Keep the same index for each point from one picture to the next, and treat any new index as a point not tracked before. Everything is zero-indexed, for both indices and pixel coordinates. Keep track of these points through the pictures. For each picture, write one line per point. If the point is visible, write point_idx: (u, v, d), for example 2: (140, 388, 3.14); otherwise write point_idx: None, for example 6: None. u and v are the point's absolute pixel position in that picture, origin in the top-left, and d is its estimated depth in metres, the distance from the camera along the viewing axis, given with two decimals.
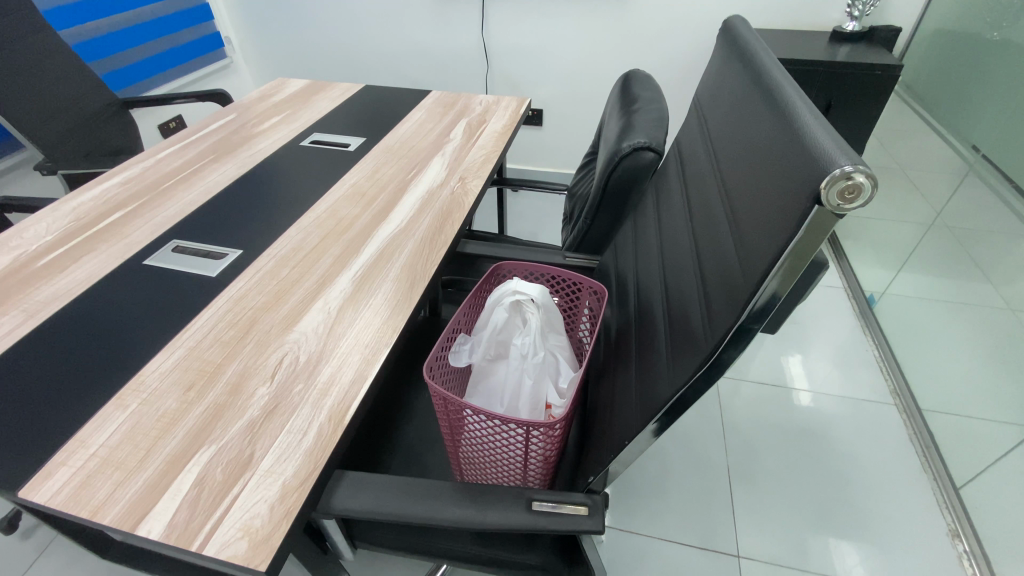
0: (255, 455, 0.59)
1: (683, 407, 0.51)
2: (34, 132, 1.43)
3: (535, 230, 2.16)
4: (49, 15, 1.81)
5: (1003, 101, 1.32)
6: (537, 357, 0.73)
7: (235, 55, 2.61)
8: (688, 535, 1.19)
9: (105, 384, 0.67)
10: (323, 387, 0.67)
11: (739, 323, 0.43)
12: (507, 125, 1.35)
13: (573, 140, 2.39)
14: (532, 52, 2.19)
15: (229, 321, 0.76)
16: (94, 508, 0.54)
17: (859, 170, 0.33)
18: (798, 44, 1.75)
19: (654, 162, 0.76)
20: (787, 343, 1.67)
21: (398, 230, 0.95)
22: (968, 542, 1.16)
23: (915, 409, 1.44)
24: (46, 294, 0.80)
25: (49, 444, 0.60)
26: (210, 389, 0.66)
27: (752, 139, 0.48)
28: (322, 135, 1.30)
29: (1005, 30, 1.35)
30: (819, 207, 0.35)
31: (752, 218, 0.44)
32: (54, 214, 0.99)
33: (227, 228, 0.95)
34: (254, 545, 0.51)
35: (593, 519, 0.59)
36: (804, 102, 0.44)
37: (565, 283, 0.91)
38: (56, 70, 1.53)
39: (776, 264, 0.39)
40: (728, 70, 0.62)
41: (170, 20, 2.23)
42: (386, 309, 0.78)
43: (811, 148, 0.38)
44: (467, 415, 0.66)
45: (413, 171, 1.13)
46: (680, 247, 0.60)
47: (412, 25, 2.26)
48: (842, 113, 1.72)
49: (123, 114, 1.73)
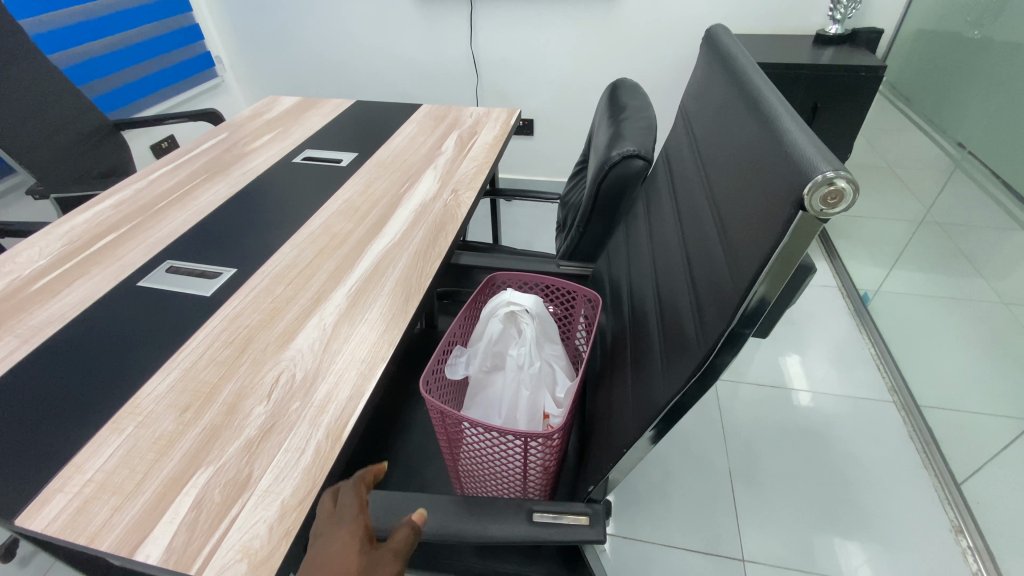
0: (253, 475, 0.58)
1: (678, 414, 0.51)
2: (25, 157, 1.44)
3: (530, 239, 2.18)
4: (39, 39, 1.82)
5: (985, 100, 1.35)
6: (533, 368, 0.73)
7: (227, 74, 2.62)
8: (691, 539, 1.19)
9: (99, 409, 0.66)
10: (320, 404, 0.66)
11: (730, 327, 0.43)
12: (498, 136, 1.37)
13: (563, 150, 2.41)
14: (520, 65, 2.21)
15: (225, 341, 0.76)
16: (92, 534, 0.53)
17: (840, 175, 0.34)
18: (781, 49, 1.77)
19: (643, 169, 0.77)
20: (783, 343, 1.67)
21: (392, 244, 0.96)
22: (972, 537, 1.16)
23: (913, 405, 1.44)
24: (41, 318, 0.80)
25: (44, 471, 0.59)
26: (207, 410, 0.66)
27: (737, 143, 0.49)
28: (315, 151, 1.31)
29: (985, 30, 1.39)
30: (803, 211, 0.36)
31: (739, 223, 0.44)
32: (47, 238, 0.99)
33: (220, 248, 0.95)
34: (254, 566, 0.51)
35: (595, 529, 0.59)
36: (785, 107, 0.45)
37: (560, 292, 0.92)
38: (45, 94, 1.53)
39: (763, 271, 0.39)
40: (712, 76, 0.63)
41: (160, 41, 2.24)
42: (381, 323, 0.79)
43: (793, 152, 0.39)
44: (465, 428, 0.66)
45: (405, 185, 1.14)
46: (671, 254, 0.60)
47: (400, 39, 2.28)
48: (829, 115, 1.74)
49: (116, 135, 1.73)
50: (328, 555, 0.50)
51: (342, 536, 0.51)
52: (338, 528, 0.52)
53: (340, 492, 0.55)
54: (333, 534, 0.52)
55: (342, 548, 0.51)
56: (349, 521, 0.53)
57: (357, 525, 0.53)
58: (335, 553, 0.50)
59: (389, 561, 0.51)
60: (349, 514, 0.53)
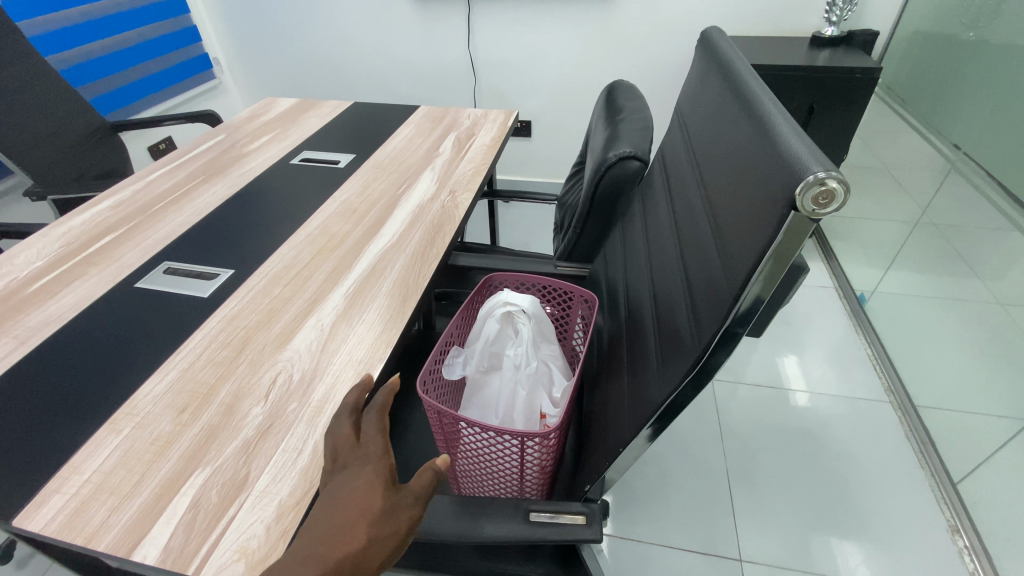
0: (251, 475, 0.59)
1: (674, 413, 0.52)
2: (22, 158, 1.44)
3: (528, 241, 2.18)
4: (36, 41, 1.82)
5: (980, 101, 1.36)
6: (530, 368, 0.73)
7: (225, 76, 2.62)
8: (689, 539, 1.19)
9: (96, 410, 0.66)
10: (317, 404, 0.67)
11: (724, 327, 0.43)
12: (496, 137, 1.37)
13: (561, 152, 2.42)
14: (518, 66, 2.22)
15: (223, 342, 0.76)
16: (89, 535, 0.53)
17: (831, 176, 0.34)
18: (777, 50, 1.78)
19: (639, 171, 0.78)
20: (781, 344, 1.68)
21: (390, 245, 0.96)
22: (968, 537, 1.16)
23: (909, 405, 1.45)
24: (38, 319, 0.80)
25: (41, 472, 0.59)
26: (204, 411, 0.66)
27: (731, 144, 0.49)
28: (313, 152, 1.31)
29: (980, 31, 1.40)
30: (795, 212, 0.36)
31: (733, 223, 0.45)
32: (44, 239, 0.99)
33: (218, 249, 0.95)
34: (251, 566, 0.51)
35: (592, 528, 0.59)
36: (777, 109, 0.45)
37: (557, 292, 0.92)
38: (43, 96, 1.54)
39: (757, 270, 0.40)
40: (707, 78, 0.63)
41: (158, 42, 2.25)
42: (379, 324, 0.79)
43: (785, 153, 0.39)
44: (463, 428, 0.66)
45: (403, 187, 1.14)
46: (667, 255, 0.60)
47: (398, 40, 2.29)
48: (825, 116, 1.75)
49: (113, 137, 1.73)
50: (350, 492, 0.47)
51: (366, 476, 0.47)
52: (362, 465, 0.49)
53: (366, 425, 0.51)
54: (356, 471, 0.48)
55: (363, 488, 0.47)
56: (373, 458, 0.49)
57: (382, 464, 0.48)
58: (355, 492, 0.47)
59: (410, 507, 0.47)
60: (375, 452, 0.49)
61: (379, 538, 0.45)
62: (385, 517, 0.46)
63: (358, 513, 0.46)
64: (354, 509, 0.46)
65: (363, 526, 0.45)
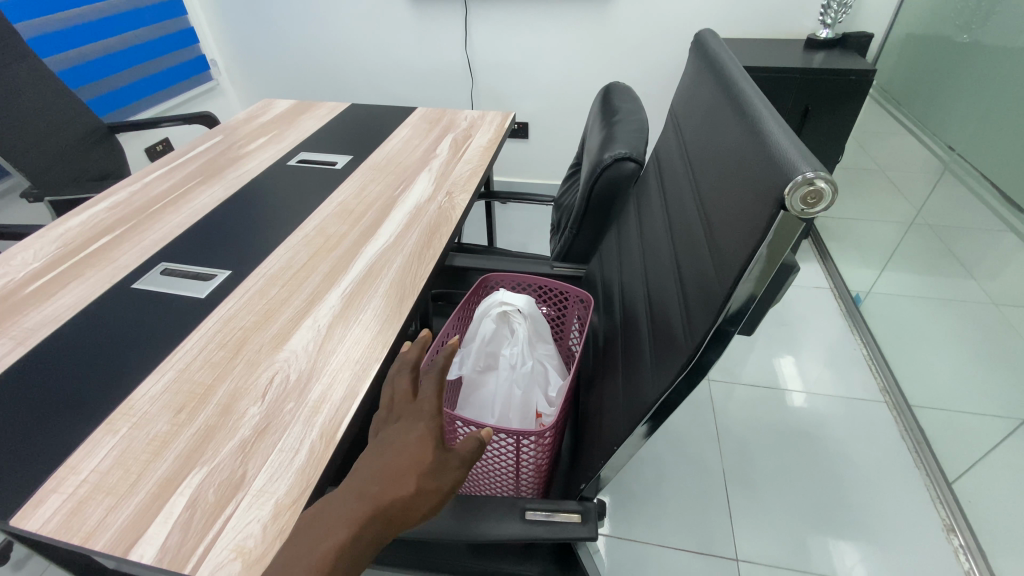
0: (247, 475, 0.59)
1: (668, 410, 0.52)
2: (20, 159, 1.44)
3: (525, 242, 2.19)
4: (33, 43, 1.82)
5: (974, 102, 1.37)
6: (525, 367, 0.74)
7: (222, 78, 2.62)
8: (686, 538, 1.20)
9: (93, 411, 0.66)
10: (314, 404, 0.67)
11: (716, 325, 0.44)
12: (493, 139, 1.37)
13: (557, 154, 2.43)
14: (515, 68, 2.23)
15: (219, 343, 0.76)
16: (86, 534, 0.53)
17: (819, 176, 0.35)
18: (772, 53, 1.79)
19: (635, 172, 0.78)
20: (777, 344, 1.69)
21: (386, 246, 0.96)
22: (964, 536, 1.17)
23: (904, 404, 1.46)
24: (35, 320, 0.80)
25: (37, 472, 0.59)
26: (201, 411, 0.66)
27: (723, 145, 0.50)
28: (310, 154, 1.31)
29: (974, 34, 1.41)
30: (784, 211, 0.37)
31: (725, 222, 0.45)
32: (42, 240, 0.99)
33: (215, 250, 0.96)
34: (248, 564, 0.51)
35: (587, 526, 0.59)
36: (768, 110, 0.46)
37: (553, 293, 0.93)
38: (41, 97, 1.54)
39: (748, 268, 0.40)
40: (701, 80, 0.64)
41: (156, 44, 2.25)
42: (375, 324, 0.79)
43: (775, 153, 0.40)
44: (458, 427, 0.67)
45: (400, 188, 1.14)
46: (661, 254, 0.61)
47: (395, 43, 2.29)
48: (820, 119, 1.76)
49: (110, 138, 1.73)
50: (401, 441, 0.45)
51: (418, 428, 0.46)
52: (415, 419, 0.47)
53: (425, 381, 0.49)
54: (410, 422, 0.47)
55: (414, 442, 0.45)
56: (427, 415, 0.47)
57: (435, 421, 0.47)
58: (406, 445, 0.45)
59: (455, 468, 0.45)
60: (428, 408, 0.47)
61: (425, 493, 0.43)
62: (432, 473, 0.44)
63: (408, 465, 0.44)
64: (404, 458, 0.44)
65: (410, 476, 0.43)
